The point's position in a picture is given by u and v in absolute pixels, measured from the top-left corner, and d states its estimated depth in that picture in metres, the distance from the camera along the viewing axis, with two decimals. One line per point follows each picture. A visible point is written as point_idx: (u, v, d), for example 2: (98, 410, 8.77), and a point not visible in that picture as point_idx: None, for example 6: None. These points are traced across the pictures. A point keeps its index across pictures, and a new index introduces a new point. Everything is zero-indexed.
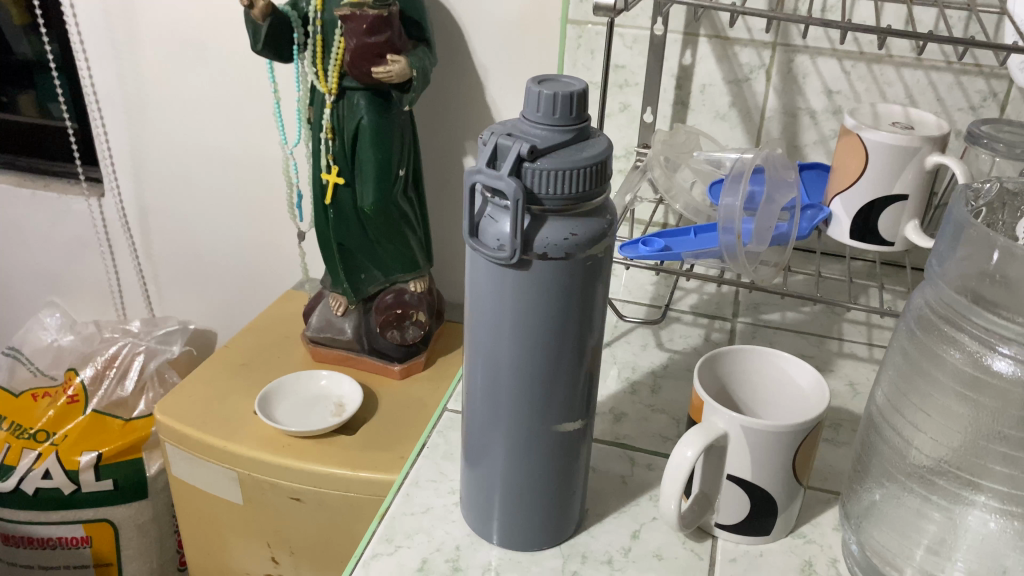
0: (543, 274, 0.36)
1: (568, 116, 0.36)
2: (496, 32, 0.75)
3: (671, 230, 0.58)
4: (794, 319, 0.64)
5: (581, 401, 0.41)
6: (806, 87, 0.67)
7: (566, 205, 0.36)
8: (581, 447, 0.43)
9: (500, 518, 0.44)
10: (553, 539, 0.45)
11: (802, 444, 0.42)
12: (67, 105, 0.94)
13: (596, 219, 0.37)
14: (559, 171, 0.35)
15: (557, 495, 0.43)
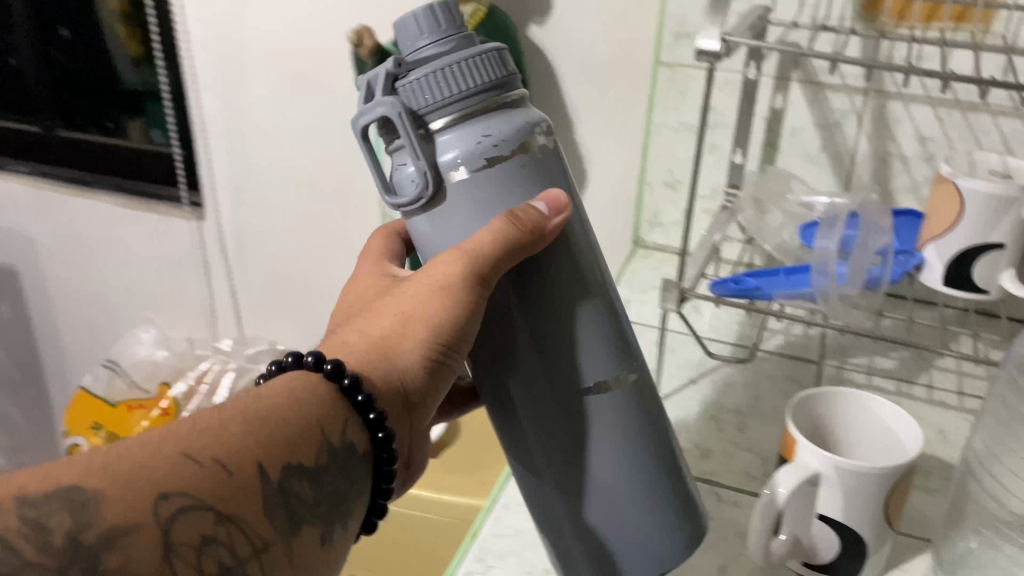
0: (467, 194, 0.35)
1: (446, 25, 0.36)
2: (588, 72, 0.77)
3: (761, 271, 0.58)
4: (881, 364, 0.64)
5: (615, 354, 0.38)
6: (898, 133, 0.67)
7: (463, 110, 0.35)
8: (642, 425, 0.38)
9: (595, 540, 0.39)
10: (663, 519, 0.39)
11: (896, 488, 0.42)
12: (176, 132, 0.99)
13: (504, 114, 0.35)
14: (436, 73, 0.34)
15: (642, 493, 0.38)
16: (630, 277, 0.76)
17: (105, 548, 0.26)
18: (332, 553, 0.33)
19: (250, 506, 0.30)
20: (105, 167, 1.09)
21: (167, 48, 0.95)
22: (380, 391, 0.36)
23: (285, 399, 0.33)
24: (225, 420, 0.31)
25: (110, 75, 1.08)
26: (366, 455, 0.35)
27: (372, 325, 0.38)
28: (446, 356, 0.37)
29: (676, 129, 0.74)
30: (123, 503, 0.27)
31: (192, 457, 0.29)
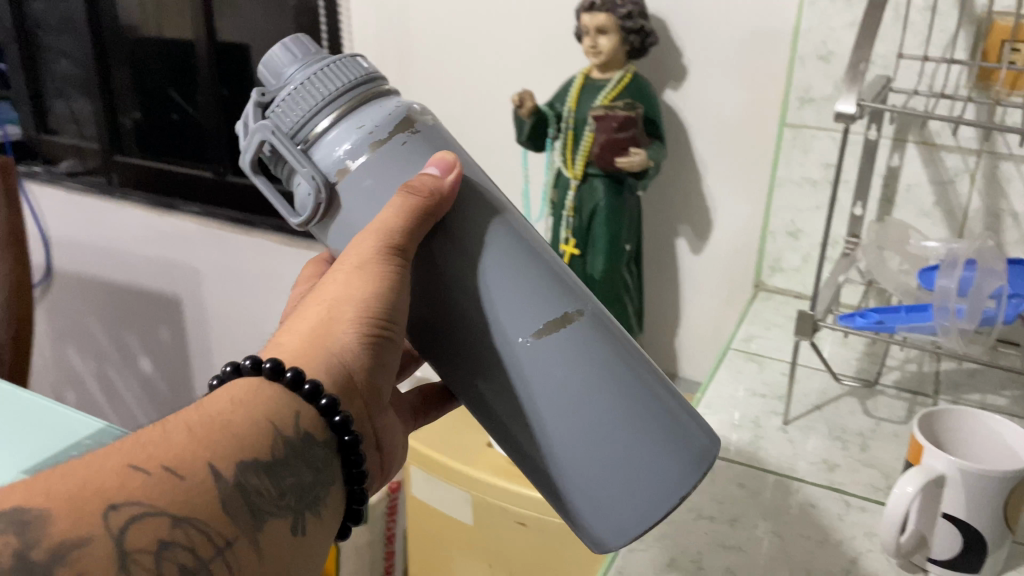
0: (360, 184, 0.40)
1: (305, 54, 0.42)
2: (718, 131, 0.87)
3: (886, 307, 0.65)
4: (994, 401, 0.69)
5: (546, 291, 0.40)
6: (1010, 190, 0.73)
7: (338, 110, 0.40)
8: (593, 358, 0.40)
9: (592, 480, 0.40)
10: (648, 438, 0.40)
11: (1014, 492, 0.49)
12: None
13: (376, 105, 0.41)
14: (300, 91, 0.41)
15: (615, 425, 0.40)
16: (753, 314, 0.84)
17: (56, 563, 0.28)
18: (306, 539, 0.35)
19: (208, 509, 0.32)
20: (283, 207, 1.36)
21: None
22: (325, 376, 0.38)
23: (231, 402, 0.36)
24: (168, 432, 0.33)
25: None
26: (328, 441, 0.38)
27: (304, 321, 0.41)
28: (383, 332, 0.40)
29: (798, 184, 0.82)
30: (69, 519, 0.29)
31: (136, 467, 0.31)
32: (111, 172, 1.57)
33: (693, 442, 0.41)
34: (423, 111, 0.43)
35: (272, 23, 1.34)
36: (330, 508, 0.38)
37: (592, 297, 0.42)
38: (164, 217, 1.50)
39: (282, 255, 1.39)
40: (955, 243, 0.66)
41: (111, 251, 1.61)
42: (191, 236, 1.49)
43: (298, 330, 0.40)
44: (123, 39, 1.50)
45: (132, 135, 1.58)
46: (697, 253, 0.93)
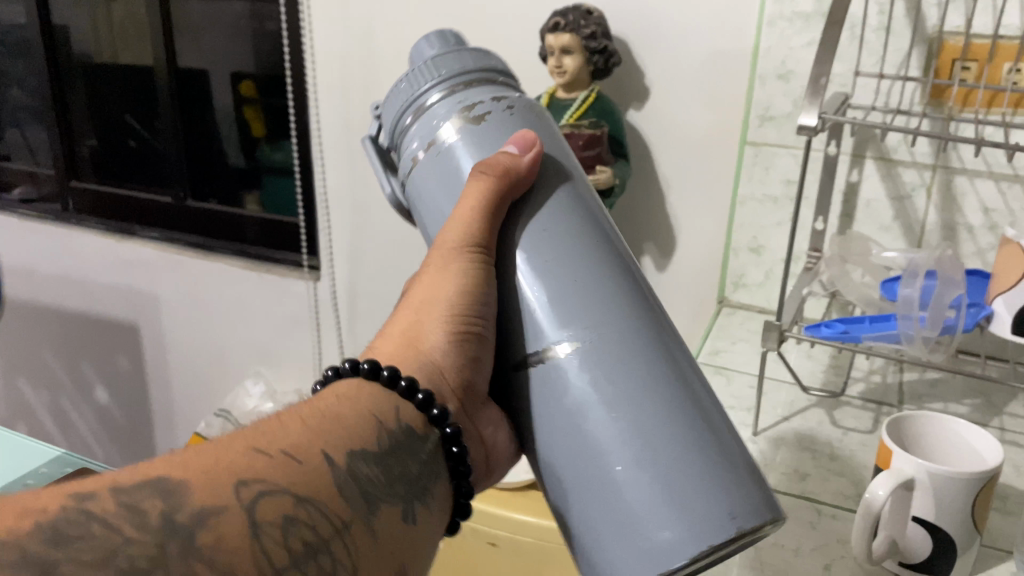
0: (446, 154, 0.44)
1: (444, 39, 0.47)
2: (682, 149, 0.88)
3: (850, 318, 0.67)
4: (956, 409, 0.71)
5: (562, 308, 0.39)
6: (964, 205, 0.75)
7: (447, 90, 0.45)
8: (639, 371, 0.37)
9: (592, 518, 0.37)
10: (688, 471, 0.35)
11: (981, 493, 0.49)
12: (301, 204, 1.28)
13: (476, 92, 0.44)
14: (420, 73, 0.46)
15: (655, 445, 0.36)
16: (719, 329, 0.85)
17: (196, 528, 0.30)
18: (417, 528, 0.36)
19: (325, 491, 0.33)
20: (246, 232, 1.40)
21: (305, 139, 1.22)
22: (417, 372, 0.41)
23: (343, 397, 0.38)
24: (285, 421, 0.35)
25: (246, 153, 1.43)
26: (430, 437, 0.39)
27: (400, 325, 0.43)
28: (469, 330, 0.41)
29: (761, 201, 0.83)
30: (207, 492, 0.31)
31: (261, 450, 0.33)
32: (66, 198, 1.55)
33: (724, 499, 0.35)
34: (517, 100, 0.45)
35: (234, 48, 1.34)
36: (438, 500, 0.39)
37: (640, 311, 0.39)
38: (123, 242, 1.49)
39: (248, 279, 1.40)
40: (914, 254, 0.68)
41: (67, 279, 1.58)
42: (154, 263, 1.48)
43: (400, 330, 0.43)
44: (81, 65, 1.49)
45: (89, 162, 1.56)
46: (661, 270, 0.95)
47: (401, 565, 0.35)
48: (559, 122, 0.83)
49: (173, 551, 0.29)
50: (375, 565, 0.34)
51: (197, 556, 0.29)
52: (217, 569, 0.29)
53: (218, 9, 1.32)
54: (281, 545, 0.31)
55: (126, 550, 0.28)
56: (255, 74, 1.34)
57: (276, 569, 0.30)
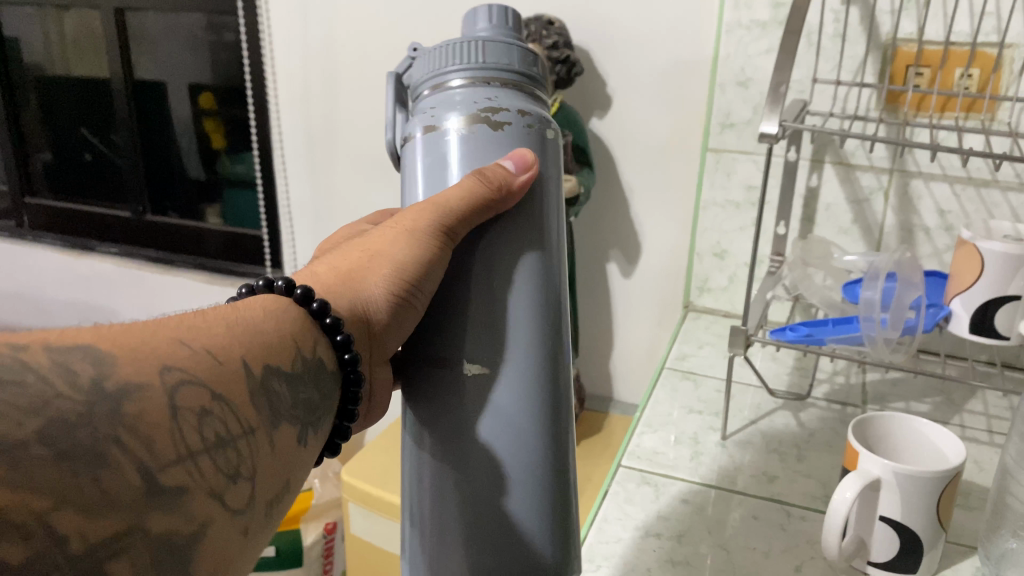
0: (440, 140, 0.40)
1: (497, 14, 0.42)
2: (644, 155, 0.89)
3: (813, 321, 0.68)
4: (918, 408, 0.72)
5: (474, 345, 0.39)
6: (921, 207, 0.77)
7: (469, 78, 0.40)
8: (533, 416, 0.39)
9: (424, 517, 0.40)
10: (534, 516, 0.39)
11: (945, 492, 0.50)
12: (264, 217, 1.27)
13: (499, 92, 0.40)
14: (450, 46, 0.41)
15: (522, 487, 0.39)
16: (684, 334, 0.86)
17: (122, 396, 0.25)
18: (306, 451, 0.34)
19: (240, 394, 0.30)
20: (207, 246, 1.40)
21: (266, 151, 1.21)
22: (343, 312, 0.39)
23: (263, 315, 0.35)
24: (206, 321, 0.32)
25: (207, 166, 1.41)
26: (335, 370, 0.38)
27: (350, 259, 0.42)
28: (407, 306, 0.40)
29: (722, 206, 0.84)
30: (132, 363, 0.27)
31: (187, 343, 0.29)
32: (21, 214, 1.55)
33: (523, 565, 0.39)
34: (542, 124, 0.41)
35: (192, 61, 1.33)
36: (326, 427, 0.36)
37: (542, 374, 0.39)
38: (80, 258, 1.49)
39: (211, 294, 1.39)
40: (874, 257, 0.69)
41: (26, 297, 1.58)
42: (113, 278, 1.47)
43: (346, 266, 0.41)
44: (36, 78, 1.47)
45: (44, 177, 1.53)
46: (627, 276, 0.96)
47: (285, 485, 0.32)
48: None
49: (102, 413, 0.24)
50: (269, 476, 0.31)
51: (124, 422, 0.25)
52: (140, 439, 0.25)
53: (174, 21, 1.30)
54: (198, 431, 0.27)
55: (57, 403, 0.24)
56: (212, 85, 1.33)
57: (191, 454, 0.27)
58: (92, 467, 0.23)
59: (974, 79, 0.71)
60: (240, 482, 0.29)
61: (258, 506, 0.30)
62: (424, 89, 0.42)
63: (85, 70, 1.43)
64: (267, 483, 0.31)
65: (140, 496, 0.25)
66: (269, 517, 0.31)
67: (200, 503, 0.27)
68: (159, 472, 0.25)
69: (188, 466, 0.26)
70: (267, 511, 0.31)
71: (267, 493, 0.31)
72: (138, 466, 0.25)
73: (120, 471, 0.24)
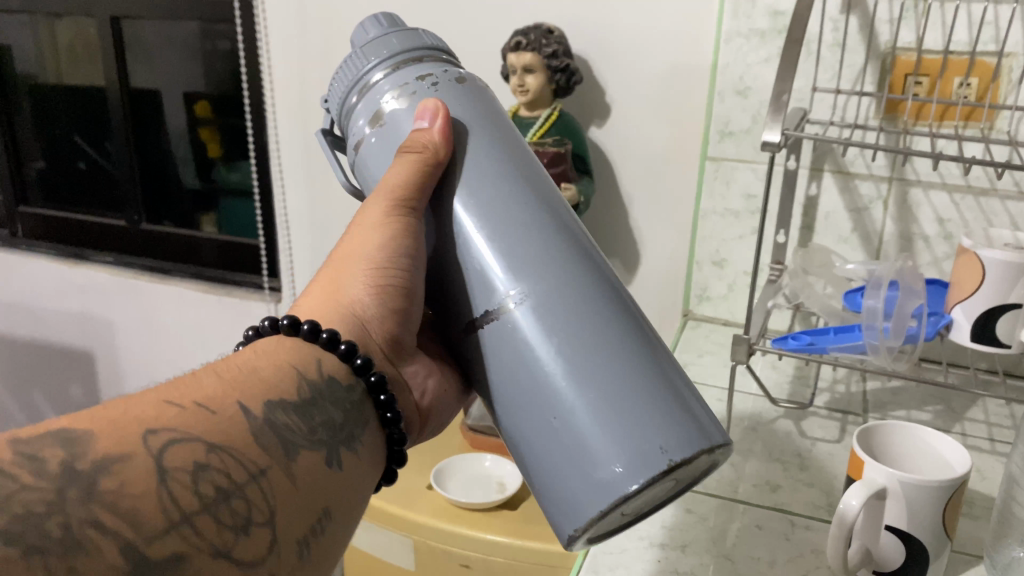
0: (387, 130, 0.43)
1: (385, 18, 0.46)
2: (642, 164, 0.89)
3: (814, 329, 0.68)
4: (919, 417, 0.72)
5: (499, 268, 0.39)
6: (920, 215, 0.77)
7: (387, 70, 0.44)
8: (566, 323, 0.38)
9: (553, 464, 0.39)
10: (619, 412, 0.37)
11: (951, 501, 0.50)
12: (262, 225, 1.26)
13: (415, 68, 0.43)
14: (358, 55, 0.45)
15: (591, 391, 0.38)
16: (685, 342, 0.85)
17: (100, 472, 0.28)
18: (342, 472, 0.36)
19: (240, 440, 0.32)
20: (204, 255, 1.39)
21: (263, 159, 1.20)
22: (335, 321, 0.41)
23: (258, 356, 0.37)
24: (197, 376, 0.35)
25: (205, 175, 1.42)
26: (355, 385, 0.39)
27: (325, 281, 0.43)
28: (392, 283, 0.42)
29: (721, 215, 0.84)
30: (111, 439, 0.29)
31: (172, 403, 0.32)
32: (15, 223, 1.54)
33: (666, 431, 0.37)
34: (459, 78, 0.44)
35: (187, 69, 1.33)
36: (366, 448, 0.39)
37: (576, 263, 0.40)
38: (75, 268, 1.47)
39: (206, 303, 1.38)
40: (875, 266, 0.69)
41: (18, 306, 1.57)
42: (108, 288, 1.46)
43: (324, 284, 0.43)
44: (28, 86, 1.46)
45: (38, 186, 1.52)
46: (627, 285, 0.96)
47: (324, 512, 0.35)
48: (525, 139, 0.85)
49: (72, 499, 0.26)
50: (294, 511, 0.33)
51: (101, 502, 0.27)
52: (122, 515, 0.27)
53: (170, 29, 1.30)
54: (191, 491, 0.29)
55: (21, 495, 0.26)
56: (208, 94, 1.34)
57: (186, 515, 0.29)
58: (66, 556, 0.25)
59: (973, 87, 0.71)
60: (253, 529, 0.31)
61: (281, 548, 0.32)
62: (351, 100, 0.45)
63: (81, 78, 1.42)
64: (293, 515, 0.33)
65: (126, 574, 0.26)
66: (303, 554, 0.33)
67: (202, 565, 0.29)
68: (146, 545, 0.27)
69: (182, 531, 0.29)
70: (300, 547, 0.33)
71: (296, 530, 0.33)
72: (121, 544, 0.27)
73: (99, 553, 0.26)
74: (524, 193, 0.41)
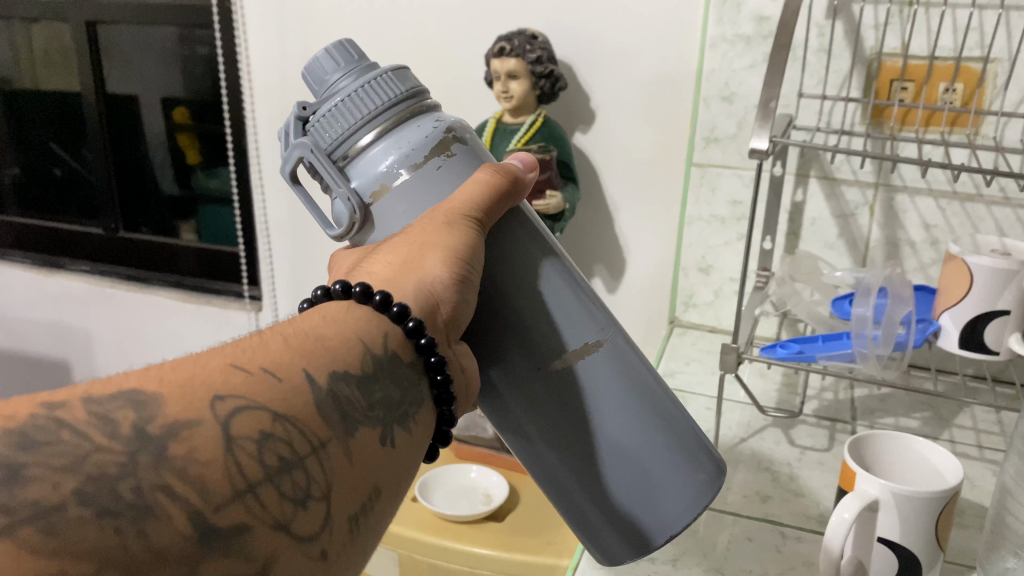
0: (417, 180, 0.41)
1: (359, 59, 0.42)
2: (629, 169, 0.88)
3: (802, 337, 0.67)
4: (908, 424, 0.71)
5: (573, 319, 0.42)
6: (906, 221, 0.77)
7: (389, 122, 0.41)
8: (632, 373, 0.42)
9: (623, 501, 0.42)
10: (686, 448, 0.42)
11: (944, 512, 0.49)
12: (242, 233, 1.25)
13: (418, 121, 0.41)
14: (343, 106, 0.41)
15: (664, 433, 0.42)
16: (670, 350, 0.85)
17: (169, 437, 0.27)
18: (394, 451, 0.35)
19: (305, 411, 0.31)
20: (182, 263, 1.37)
21: (243, 165, 1.19)
22: (411, 300, 0.38)
23: (327, 319, 0.36)
24: (264, 339, 0.33)
25: (183, 182, 1.40)
26: (414, 363, 0.38)
27: (384, 263, 0.40)
28: (467, 270, 0.40)
29: (707, 221, 0.84)
30: (181, 404, 0.28)
31: (239, 367, 0.31)
32: None
33: (710, 462, 0.44)
34: (464, 130, 0.43)
35: (163, 75, 1.31)
36: (418, 427, 0.37)
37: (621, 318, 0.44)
38: (51, 277, 1.45)
39: (186, 313, 1.36)
40: (864, 273, 0.69)
41: None
42: (84, 297, 1.44)
43: (387, 271, 0.39)
44: None
45: (13, 193, 1.50)
46: (611, 293, 0.95)
47: (374, 489, 0.33)
48: (508, 147, 0.85)
49: (143, 463, 0.26)
50: (349, 488, 0.32)
51: (171, 468, 0.26)
52: (189, 484, 0.26)
53: (146, 34, 1.28)
54: (256, 461, 0.28)
55: (94, 456, 0.25)
56: (186, 99, 1.31)
57: (248, 487, 0.28)
58: (137, 521, 0.24)
59: (958, 93, 0.71)
60: (312, 504, 0.30)
61: (335, 527, 0.30)
62: (339, 156, 0.41)
63: (54, 84, 1.40)
64: (347, 492, 0.31)
65: (193, 543, 0.25)
66: (354, 532, 0.31)
67: (264, 539, 0.27)
68: (213, 514, 0.26)
69: (246, 501, 0.27)
70: (350, 526, 0.31)
71: (348, 507, 0.31)
72: (189, 512, 0.26)
73: (169, 519, 0.25)
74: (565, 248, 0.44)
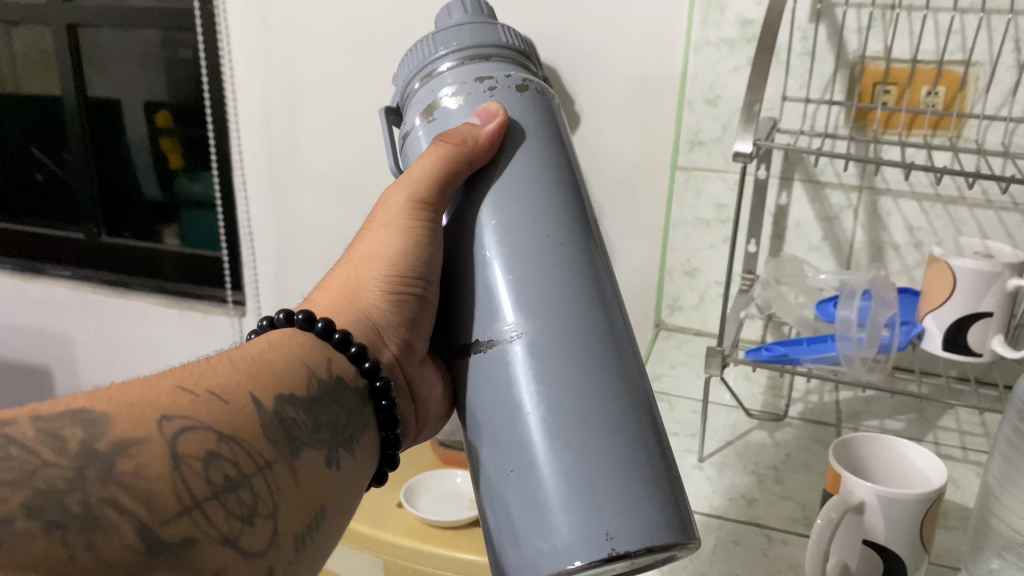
0: (437, 122, 0.46)
1: (459, 15, 0.52)
2: (615, 172, 0.88)
3: (788, 340, 0.66)
4: (893, 426, 0.72)
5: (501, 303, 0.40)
6: (890, 224, 0.77)
7: (443, 62, 0.48)
8: (556, 368, 0.38)
9: (512, 514, 0.38)
10: (585, 478, 0.36)
11: (927, 513, 0.49)
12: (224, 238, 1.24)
13: (463, 62, 0.47)
14: (422, 50, 0.50)
15: (565, 446, 0.37)
16: (657, 353, 0.85)
17: (117, 454, 0.28)
18: (340, 473, 0.36)
19: (249, 431, 0.32)
20: (164, 271, 1.38)
21: (227, 171, 1.18)
22: (348, 317, 0.43)
23: (272, 343, 0.38)
24: (212, 363, 0.35)
25: (166, 186, 1.38)
26: (359, 388, 0.40)
27: (340, 277, 0.46)
28: (406, 283, 0.44)
29: (693, 225, 0.84)
30: (129, 422, 0.29)
31: (185, 390, 0.32)
32: None
33: (625, 518, 0.35)
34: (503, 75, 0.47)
35: (146, 78, 1.29)
36: (364, 451, 0.39)
37: (587, 319, 0.39)
38: (31, 282, 1.43)
39: (169, 318, 1.35)
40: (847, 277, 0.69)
41: None
42: (66, 303, 1.42)
43: (344, 279, 0.45)
44: None
45: None
46: None
47: (320, 510, 0.35)
48: None
49: (91, 479, 0.27)
50: (294, 507, 0.33)
51: (118, 483, 0.27)
52: (135, 500, 0.27)
53: (129, 37, 1.27)
54: (202, 478, 0.29)
55: (43, 472, 0.26)
56: (169, 103, 1.29)
57: (195, 504, 0.29)
58: (85, 533, 0.25)
59: (940, 96, 0.72)
60: (258, 521, 0.31)
61: (282, 543, 0.32)
62: (416, 81, 0.50)
63: (37, 87, 1.38)
64: (292, 512, 0.33)
65: (140, 555, 0.26)
66: (301, 550, 0.33)
67: (210, 553, 0.29)
68: (161, 527, 0.27)
69: (194, 515, 0.28)
70: (296, 545, 0.33)
71: (293, 527, 0.33)
72: (136, 526, 0.27)
73: (117, 532, 0.26)
74: (533, 232, 0.41)
